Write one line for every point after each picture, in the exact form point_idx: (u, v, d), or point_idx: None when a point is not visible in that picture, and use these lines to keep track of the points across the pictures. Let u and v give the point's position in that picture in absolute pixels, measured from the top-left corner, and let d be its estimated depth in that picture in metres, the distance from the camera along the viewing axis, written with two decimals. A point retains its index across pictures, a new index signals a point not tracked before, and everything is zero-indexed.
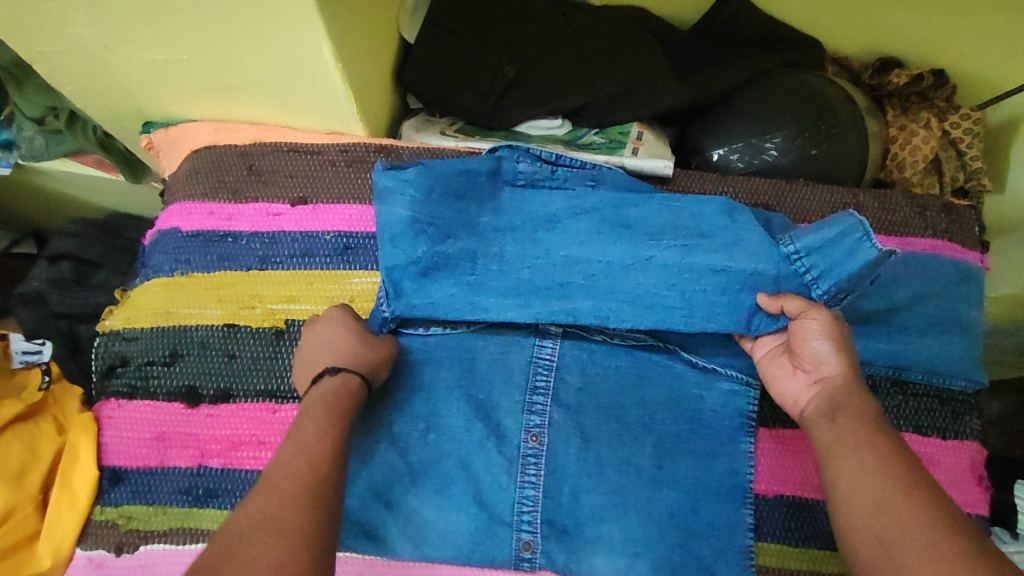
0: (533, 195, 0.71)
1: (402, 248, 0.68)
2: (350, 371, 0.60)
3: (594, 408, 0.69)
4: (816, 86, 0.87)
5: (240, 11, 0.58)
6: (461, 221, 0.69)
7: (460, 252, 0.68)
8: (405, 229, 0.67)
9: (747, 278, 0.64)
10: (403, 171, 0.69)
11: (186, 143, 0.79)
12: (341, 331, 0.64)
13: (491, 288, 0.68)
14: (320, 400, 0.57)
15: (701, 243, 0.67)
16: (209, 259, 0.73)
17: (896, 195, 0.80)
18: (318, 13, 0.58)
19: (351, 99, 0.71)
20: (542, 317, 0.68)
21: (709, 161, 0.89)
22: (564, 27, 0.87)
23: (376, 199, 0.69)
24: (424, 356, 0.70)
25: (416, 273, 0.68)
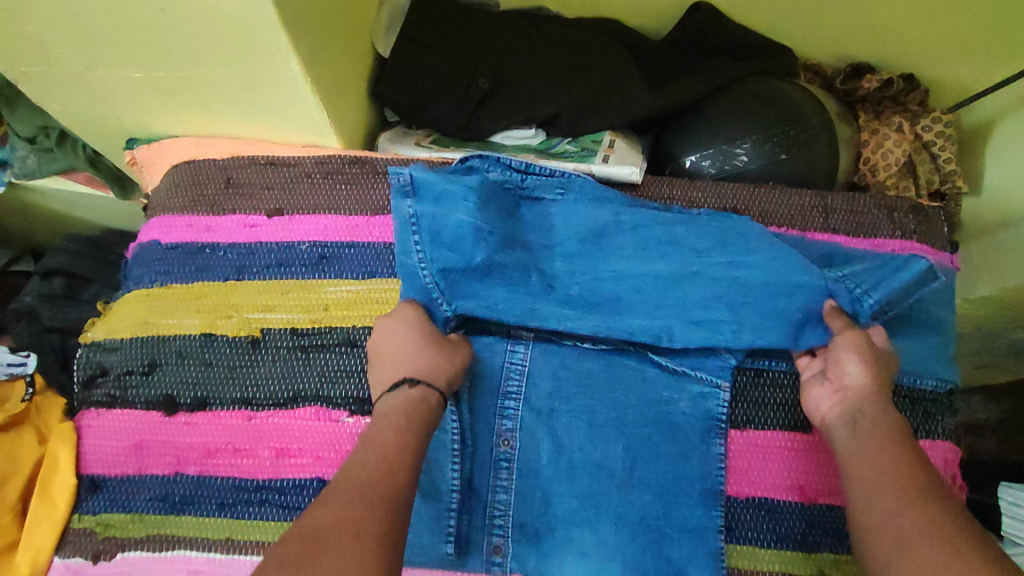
0: (560, 208, 0.74)
1: (462, 251, 0.68)
2: (427, 385, 0.61)
3: (566, 412, 0.69)
4: (786, 93, 0.89)
5: (214, 30, 0.60)
6: (514, 236, 0.71)
7: (515, 262, 0.69)
8: (466, 234, 0.68)
9: (794, 291, 0.66)
10: (462, 179, 0.70)
11: (167, 158, 0.81)
12: (410, 333, 0.64)
13: (541, 296, 0.69)
14: (399, 411, 0.58)
15: (748, 260, 0.69)
16: (188, 270, 0.75)
17: (863, 198, 0.81)
18: (286, 32, 0.60)
19: (324, 114, 0.73)
20: (517, 315, 0.68)
21: (682, 167, 0.90)
22: (539, 39, 0.90)
23: (429, 203, 0.69)
24: (494, 356, 0.70)
25: (470, 277, 0.68)
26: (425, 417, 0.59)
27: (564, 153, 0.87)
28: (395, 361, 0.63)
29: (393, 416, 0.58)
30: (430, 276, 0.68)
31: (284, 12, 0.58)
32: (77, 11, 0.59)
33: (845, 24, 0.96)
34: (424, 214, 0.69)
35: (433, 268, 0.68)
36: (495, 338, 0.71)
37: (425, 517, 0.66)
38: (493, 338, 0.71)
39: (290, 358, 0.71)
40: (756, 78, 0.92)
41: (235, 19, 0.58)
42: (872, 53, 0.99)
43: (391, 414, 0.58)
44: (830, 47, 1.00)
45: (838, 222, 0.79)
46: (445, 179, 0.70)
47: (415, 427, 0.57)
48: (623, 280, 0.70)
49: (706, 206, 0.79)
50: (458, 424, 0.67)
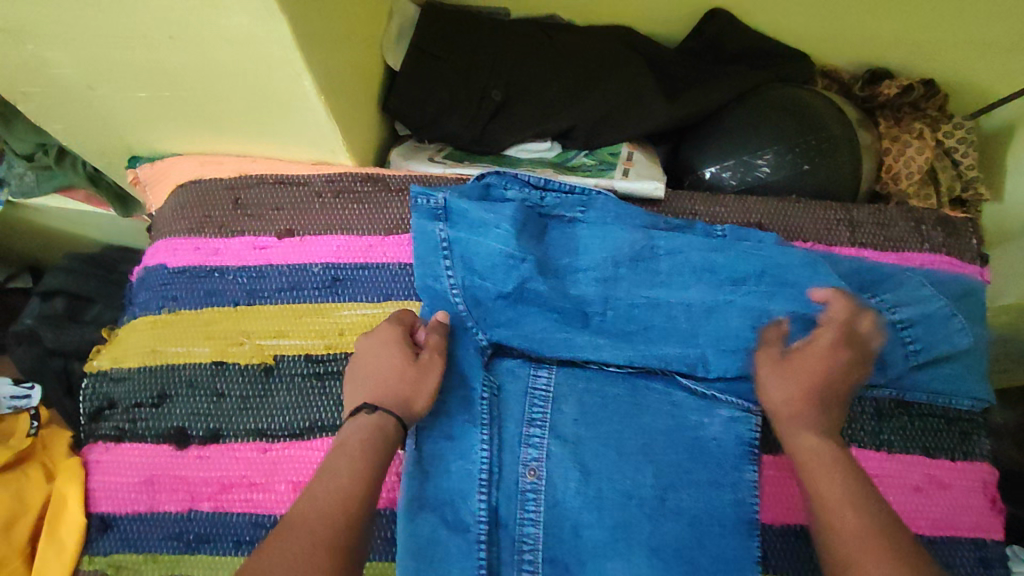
0: (587, 228, 0.72)
1: (493, 280, 0.68)
2: (384, 411, 0.58)
3: (593, 439, 0.67)
4: (806, 101, 0.86)
5: (224, 52, 0.56)
6: (545, 262, 0.70)
7: (549, 293, 0.69)
8: (499, 263, 0.68)
9: (827, 326, 0.68)
10: (496, 206, 0.69)
11: (172, 178, 0.79)
12: (383, 356, 0.61)
13: (572, 320, 0.69)
14: (353, 441, 0.55)
15: (784, 291, 0.69)
16: (197, 296, 0.72)
17: (891, 211, 0.79)
18: (301, 53, 0.57)
19: (336, 132, 0.70)
20: (534, 335, 0.69)
21: (701, 179, 0.88)
22: (551, 48, 0.87)
23: (463, 230, 0.69)
24: (530, 388, 0.68)
25: (503, 306, 0.68)
26: (380, 446, 0.55)
27: (581, 166, 0.85)
28: (365, 383, 0.60)
29: (347, 446, 0.55)
30: (462, 303, 0.68)
31: (300, 32, 0.55)
32: (79, 32, 0.56)
33: (866, 30, 0.94)
34: (459, 244, 0.69)
35: (466, 294, 0.68)
36: (525, 365, 0.69)
37: (451, 557, 0.62)
38: (523, 364, 0.69)
39: (305, 386, 0.68)
40: (774, 86, 0.90)
41: (243, 43, 0.55)
42: (890, 57, 0.97)
43: (345, 444, 0.55)
44: (848, 52, 0.98)
45: (865, 236, 0.78)
46: (478, 207, 0.69)
47: (380, 459, 0.54)
48: (655, 308, 0.70)
49: (729, 221, 0.77)
50: (487, 455, 0.65)
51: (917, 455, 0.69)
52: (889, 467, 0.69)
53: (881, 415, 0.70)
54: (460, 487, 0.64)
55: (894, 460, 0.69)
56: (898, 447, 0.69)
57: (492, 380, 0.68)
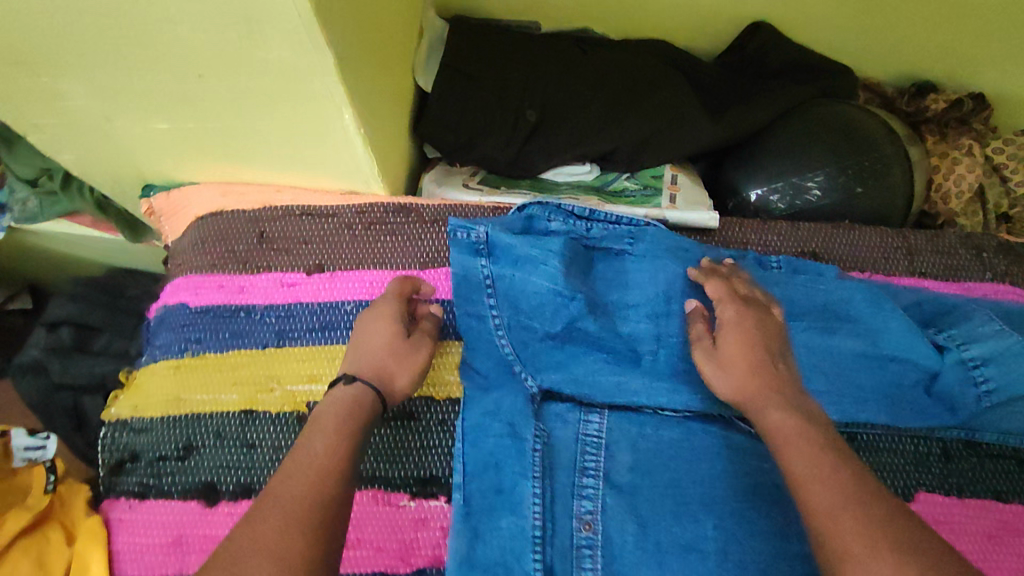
0: (636, 261, 0.68)
1: (540, 321, 0.65)
2: (365, 380, 0.56)
3: (650, 488, 0.63)
4: (855, 119, 0.82)
5: (260, 83, 0.52)
6: (592, 299, 0.66)
7: (599, 331, 0.65)
8: (547, 301, 0.65)
9: (894, 365, 0.65)
10: (543, 241, 0.66)
11: (190, 209, 0.74)
12: (375, 328, 0.60)
13: (623, 361, 0.66)
14: (330, 408, 0.53)
15: (842, 326, 0.67)
16: (222, 338, 0.67)
17: (949, 238, 0.75)
18: (344, 86, 0.52)
19: (373, 163, 0.66)
20: (583, 378, 0.65)
21: (746, 202, 0.84)
22: (588, 65, 0.83)
23: (508, 266, 0.66)
24: (584, 436, 0.64)
25: (551, 347, 0.65)
26: (359, 414, 0.53)
27: (625, 190, 0.82)
28: (351, 351, 0.59)
29: (324, 412, 0.52)
30: (508, 345, 0.65)
31: (343, 62, 0.50)
32: (99, 62, 0.51)
33: (913, 42, 0.90)
34: (504, 282, 0.65)
35: (512, 336, 0.65)
36: (577, 412, 0.65)
37: None
38: (574, 411, 0.65)
39: None
40: (819, 102, 0.86)
41: (282, 75, 0.51)
42: (936, 70, 0.93)
43: (323, 413, 0.52)
44: (892, 64, 0.94)
45: (926, 265, 0.73)
46: (522, 241, 0.66)
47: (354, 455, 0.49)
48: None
49: (784, 251, 0.72)
50: (540, 509, 0.61)
51: (989, 500, 0.66)
52: (959, 515, 0.65)
53: (949, 457, 0.67)
54: (513, 546, 0.59)
55: (964, 506, 0.65)
56: (967, 491, 0.66)
57: (543, 428, 0.64)
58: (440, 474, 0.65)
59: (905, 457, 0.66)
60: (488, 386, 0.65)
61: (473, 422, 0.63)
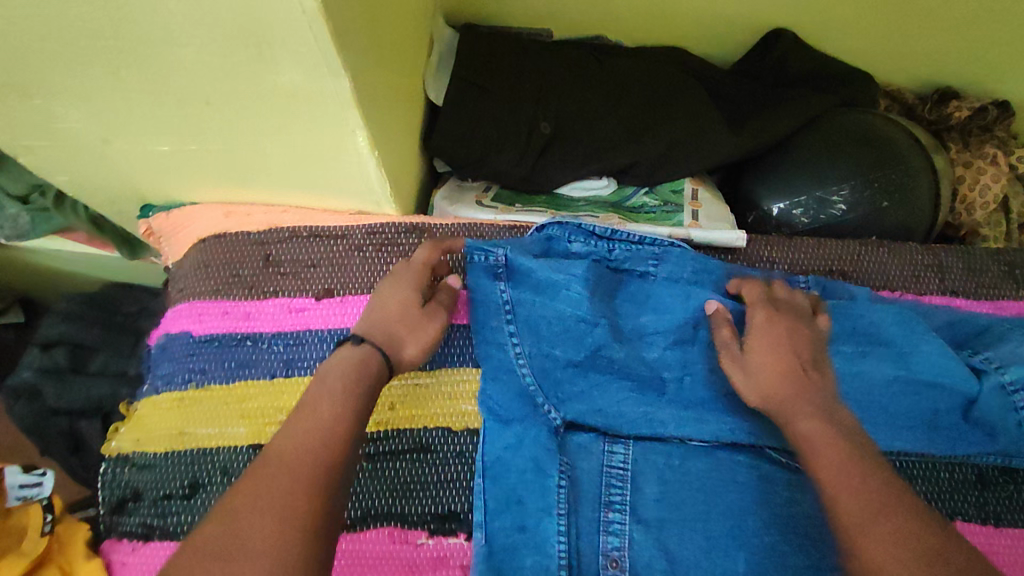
0: (659, 285, 0.66)
1: (562, 347, 0.63)
2: (371, 345, 0.55)
3: (677, 522, 0.59)
4: (880, 130, 0.79)
5: (268, 104, 0.51)
6: (616, 324, 0.64)
7: (624, 358, 0.63)
8: (569, 326, 0.63)
9: (929, 390, 0.62)
10: (563, 265, 0.65)
11: (191, 230, 0.70)
12: (391, 293, 0.59)
13: (648, 387, 0.63)
14: (333, 370, 0.53)
15: (876, 350, 0.63)
16: (227, 368, 0.64)
17: (979, 254, 0.72)
18: (359, 108, 0.51)
19: (385, 184, 0.63)
20: (608, 408, 0.62)
21: (768, 216, 0.81)
22: (603, 75, 0.80)
23: (529, 291, 0.64)
24: (608, 467, 0.61)
25: (574, 376, 0.62)
26: (360, 381, 0.52)
27: (644, 206, 0.79)
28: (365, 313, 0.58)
29: (328, 375, 0.52)
30: (530, 375, 0.62)
31: (358, 86, 0.50)
32: (99, 79, 0.49)
33: (935, 47, 0.87)
34: (523, 307, 0.64)
35: (533, 364, 0.62)
36: (602, 442, 0.62)
37: None
38: (599, 442, 0.62)
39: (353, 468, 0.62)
40: (841, 111, 0.83)
41: (298, 97, 0.49)
42: (959, 77, 0.90)
43: (327, 376, 0.52)
44: (914, 71, 0.91)
45: (956, 283, 0.71)
46: (543, 265, 0.65)
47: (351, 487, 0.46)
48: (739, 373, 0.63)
49: (812, 270, 0.70)
50: (566, 545, 0.58)
51: None
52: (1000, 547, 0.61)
53: (987, 484, 0.63)
54: None
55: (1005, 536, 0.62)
56: (1007, 521, 0.62)
57: (567, 461, 0.61)
58: (459, 509, 0.62)
59: (941, 485, 0.63)
60: (507, 420, 0.61)
61: (494, 458, 0.60)
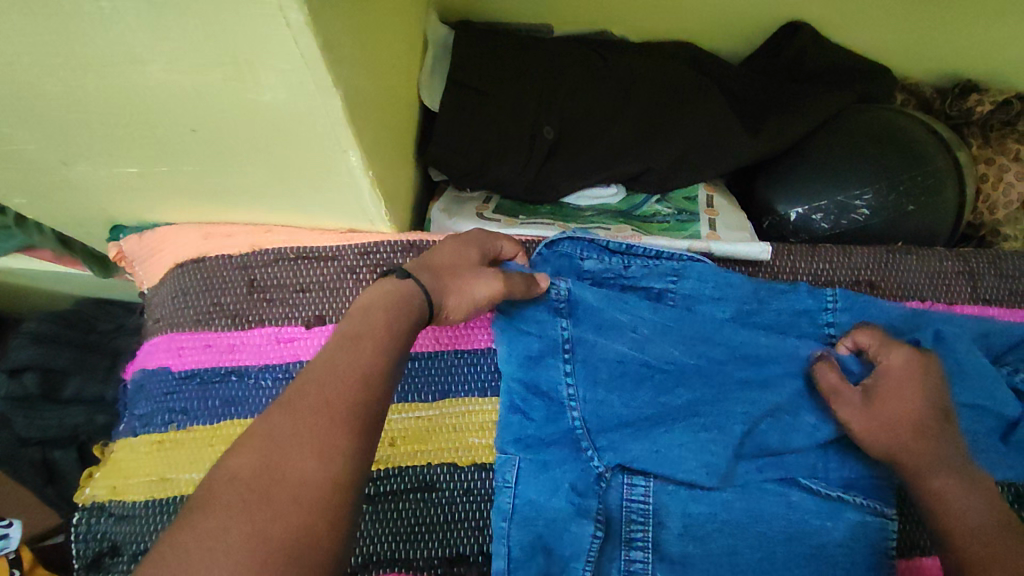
0: (717, 316, 0.61)
1: (620, 393, 0.58)
2: (416, 282, 0.50)
3: (703, 558, 0.54)
4: (903, 128, 0.75)
5: (250, 125, 0.46)
6: (698, 369, 0.59)
7: (690, 405, 0.58)
8: (628, 368, 0.58)
9: (983, 417, 0.57)
10: (631, 304, 0.60)
11: (167, 254, 0.65)
12: (451, 246, 0.55)
13: (681, 420, 0.57)
14: (376, 299, 0.48)
15: (962, 380, 0.57)
16: (210, 407, 0.59)
17: (1012, 258, 0.68)
18: (351, 126, 0.46)
19: (379, 202, 0.58)
20: (667, 450, 0.56)
21: (785, 220, 0.76)
22: (608, 75, 0.74)
23: (581, 327, 0.59)
24: (631, 507, 0.56)
25: (626, 421, 0.57)
26: (403, 313, 0.48)
27: (656, 215, 0.74)
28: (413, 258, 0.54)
29: (372, 307, 0.48)
30: (580, 421, 0.57)
31: (350, 105, 0.45)
32: (53, 95, 0.43)
33: (955, 37, 0.83)
34: (580, 347, 0.59)
35: (585, 411, 0.57)
36: (627, 480, 0.57)
37: None
38: (625, 480, 0.56)
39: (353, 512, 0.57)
40: (859, 108, 0.78)
41: (279, 115, 0.44)
42: (980, 69, 0.86)
43: (368, 306, 0.48)
44: (932, 62, 0.87)
45: (987, 291, 0.67)
46: (608, 302, 0.60)
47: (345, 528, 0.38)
48: (767, 396, 0.58)
49: (837, 280, 0.66)
50: None
51: None
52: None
53: None
54: None
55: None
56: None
57: (601, 508, 0.55)
58: (467, 552, 0.57)
59: None
60: (546, 463, 0.56)
61: (525, 501, 0.55)
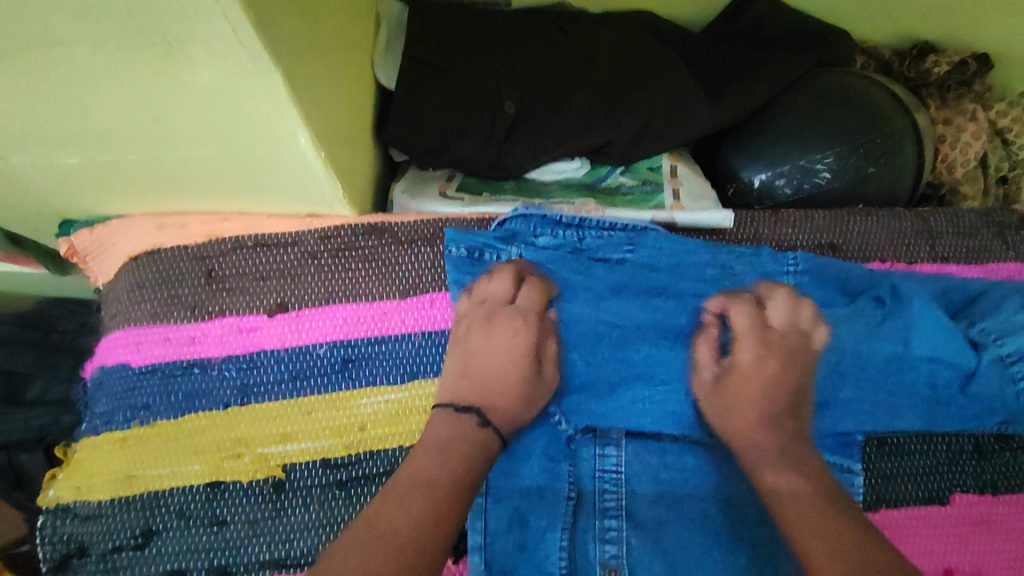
0: (673, 279, 0.60)
1: (580, 353, 0.59)
2: (493, 428, 0.54)
3: (676, 521, 0.55)
4: (862, 90, 0.75)
5: (189, 108, 0.44)
6: (656, 324, 0.59)
7: (646, 357, 0.58)
8: (588, 329, 0.59)
9: (944, 369, 0.59)
10: (584, 266, 0.61)
11: (122, 247, 0.63)
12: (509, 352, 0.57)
13: (643, 382, 0.58)
14: (459, 446, 0.51)
15: (914, 334, 0.59)
16: (174, 400, 0.58)
17: (968, 214, 0.69)
18: (296, 106, 0.45)
19: (336, 184, 0.57)
20: (628, 404, 0.57)
21: (749, 188, 0.77)
22: (567, 47, 0.73)
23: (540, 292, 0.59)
24: (604, 476, 0.56)
25: (588, 383, 0.58)
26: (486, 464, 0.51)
27: (621, 186, 0.74)
28: (482, 374, 0.57)
29: (455, 451, 0.51)
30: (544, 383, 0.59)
31: (294, 84, 0.43)
32: None
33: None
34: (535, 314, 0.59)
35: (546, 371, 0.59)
36: (607, 453, 0.57)
37: None
38: (605, 453, 0.56)
39: (325, 499, 0.56)
40: (818, 74, 0.78)
41: (218, 97, 0.43)
42: (936, 30, 0.87)
43: (452, 448, 0.51)
44: (891, 24, 0.87)
45: (946, 247, 0.68)
46: (562, 266, 0.61)
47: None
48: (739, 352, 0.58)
49: (799, 243, 0.66)
50: (565, 555, 0.53)
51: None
52: (929, 541, 0.58)
53: (983, 454, 0.61)
54: None
55: (956, 521, 0.59)
56: (1003, 488, 0.60)
57: (572, 483, 0.56)
58: None
59: (938, 458, 0.60)
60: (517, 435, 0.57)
61: (498, 473, 0.56)
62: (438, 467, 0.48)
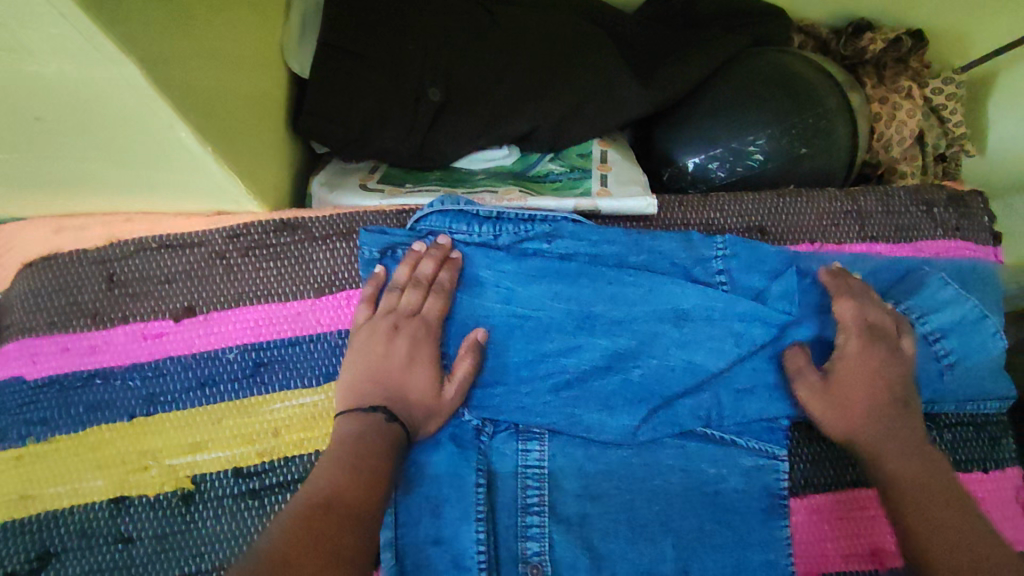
0: (592, 270, 0.59)
1: (496, 350, 0.58)
2: (399, 424, 0.51)
3: (598, 513, 0.55)
4: (796, 69, 0.74)
5: (49, 104, 0.41)
6: (571, 315, 0.58)
7: (566, 350, 0.57)
8: (502, 323, 0.58)
9: None
10: (496, 259, 0.59)
11: (18, 252, 0.59)
12: (418, 354, 0.55)
13: (563, 374, 0.57)
14: (360, 441, 0.49)
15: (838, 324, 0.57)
16: (73, 414, 0.55)
17: (900, 194, 0.68)
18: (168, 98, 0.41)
19: (236, 181, 0.53)
20: (552, 398, 0.57)
21: (683, 171, 0.76)
22: (492, 28, 0.70)
23: (459, 288, 0.59)
24: (526, 470, 0.55)
25: (506, 380, 0.57)
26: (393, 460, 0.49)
27: (550, 173, 0.73)
28: (388, 374, 0.54)
29: (360, 447, 0.48)
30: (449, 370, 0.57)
31: (159, 74, 0.40)
32: None
33: None
34: (454, 308, 0.58)
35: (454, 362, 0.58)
36: (529, 447, 0.56)
37: None
38: (527, 447, 0.56)
39: (236, 510, 0.54)
40: (753, 52, 0.76)
41: (77, 91, 0.40)
42: (873, 6, 0.86)
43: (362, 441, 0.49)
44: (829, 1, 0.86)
45: (875, 228, 0.67)
46: (481, 259, 0.59)
47: None
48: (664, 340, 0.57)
49: (727, 226, 0.65)
50: (484, 552, 0.52)
51: None
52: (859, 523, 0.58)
53: None
54: None
55: None
56: None
57: (489, 471, 0.55)
58: None
59: None
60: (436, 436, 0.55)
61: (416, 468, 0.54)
62: (344, 473, 0.47)
